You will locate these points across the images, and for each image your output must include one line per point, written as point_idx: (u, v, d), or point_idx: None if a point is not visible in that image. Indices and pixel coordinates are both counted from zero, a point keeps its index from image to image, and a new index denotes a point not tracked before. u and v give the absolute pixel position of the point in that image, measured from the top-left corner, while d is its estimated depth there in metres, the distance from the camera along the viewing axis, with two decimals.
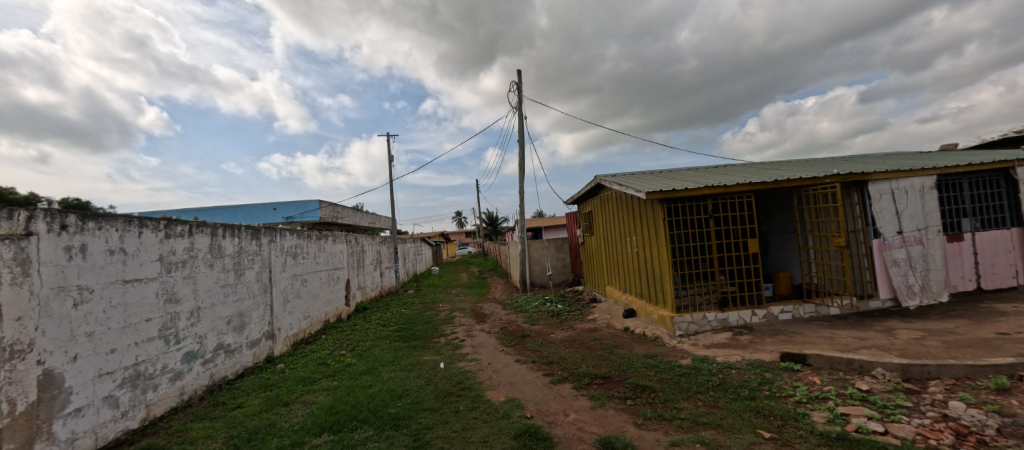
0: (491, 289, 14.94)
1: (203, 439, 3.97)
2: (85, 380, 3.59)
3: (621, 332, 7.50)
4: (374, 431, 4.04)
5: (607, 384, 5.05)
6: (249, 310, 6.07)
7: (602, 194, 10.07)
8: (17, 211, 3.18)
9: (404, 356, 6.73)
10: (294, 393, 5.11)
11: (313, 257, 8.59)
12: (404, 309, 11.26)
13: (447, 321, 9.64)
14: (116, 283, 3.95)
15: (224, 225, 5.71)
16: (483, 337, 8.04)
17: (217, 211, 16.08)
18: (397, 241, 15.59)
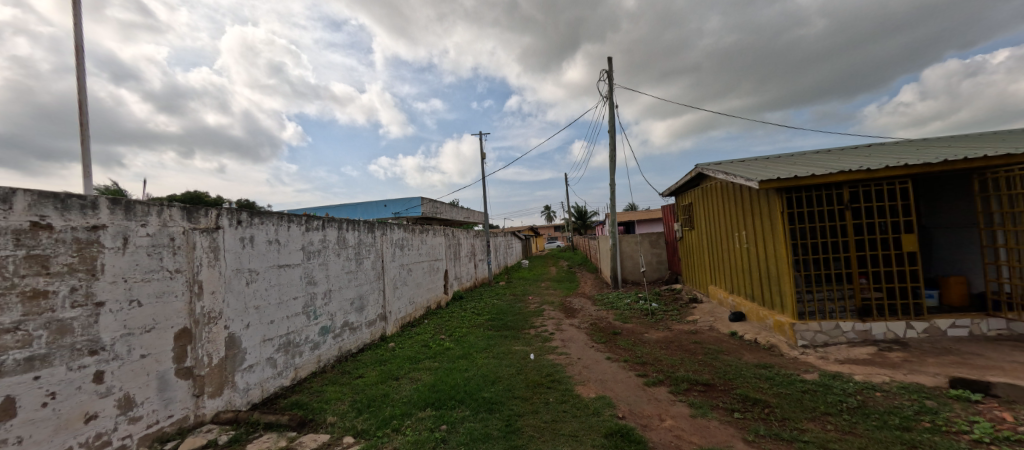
0: (582, 284, 14.56)
1: (335, 400, 4.34)
2: (254, 343, 4.14)
3: (727, 336, 6.68)
4: (470, 412, 4.09)
5: (709, 392, 4.47)
6: (367, 294, 6.55)
7: (705, 185, 9.10)
8: (211, 209, 3.73)
9: (496, 345, 6.74)
10: (403, 369, 5.38)
11: (417, 249, 9.04)
12: (496, 300, 11.43)
13: (536, 313, 9.53)
14: (273, 268, 4.48)
15: (348, 219, 6.17)
16: (573, 332, 7.78)
17: (339, 208, 18.14)
18: (489, 235, 15.91)
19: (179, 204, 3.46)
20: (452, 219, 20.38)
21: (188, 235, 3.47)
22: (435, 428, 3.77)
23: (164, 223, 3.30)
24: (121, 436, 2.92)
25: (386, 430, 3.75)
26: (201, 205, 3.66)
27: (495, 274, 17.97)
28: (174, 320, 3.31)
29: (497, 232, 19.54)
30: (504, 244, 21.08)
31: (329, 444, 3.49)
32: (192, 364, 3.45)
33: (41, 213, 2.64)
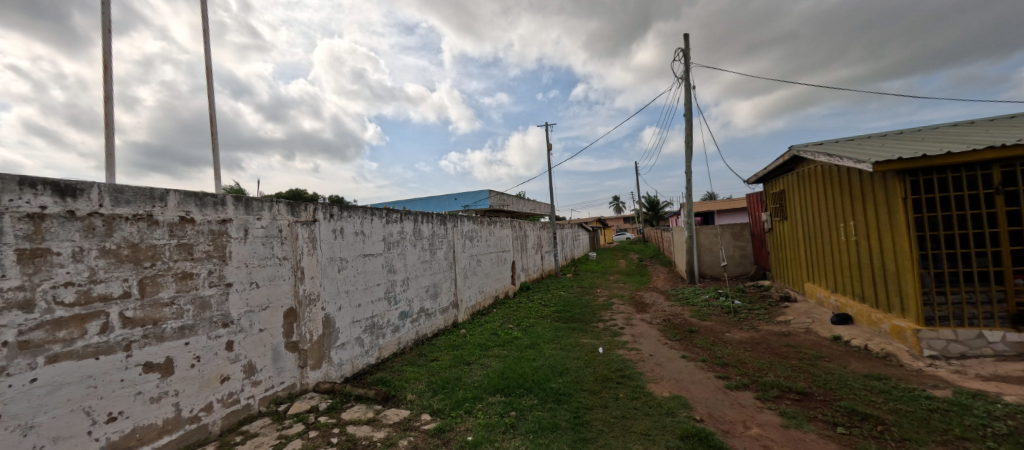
0: (654, 277, 13.74)
1: (413, 379, 4.48)
2: (345, 323, 4.46)
3: (827, 340, 5.79)
4: (539, 401, 3.97)
5: (804, 402, 3.84)
6: (441, 282, 6.64)
7: (800, 169, 8.03)
8: (310, 203, 4.12)
9: (564, 336, 6.49)
10: (475, 355, 5.34)
11: (486, 240, 9.02)
12: (564, 291, 11.15)
13: (605, 307, 9.10)
14: (359, 257, 4.74)
15: (422, 211, 6.23)
16: (645, 327, 7.27)
17: (413, 201, 18.95)
18: (556, 227, 15.57)
19: (285, 200, 3.87)
20: (518, 211, 20.31)
21: (293, 227, 3.89)
22: (504, 414, 3.73)
23: (274, 217, 3.72)
24: (246, 397, 3.37)
25: (459, 411, 3.79)
26: (300, 200, 4.05)
27: (561, 266, 17.62)
28: (282, 300, 3.73)
29: (564, 224, 19.11)
30: (571, 235, 20.59)
31: (409, 419, 3.65)
32: (297, 339, 3.87)
33: (186, 209, 3.04)
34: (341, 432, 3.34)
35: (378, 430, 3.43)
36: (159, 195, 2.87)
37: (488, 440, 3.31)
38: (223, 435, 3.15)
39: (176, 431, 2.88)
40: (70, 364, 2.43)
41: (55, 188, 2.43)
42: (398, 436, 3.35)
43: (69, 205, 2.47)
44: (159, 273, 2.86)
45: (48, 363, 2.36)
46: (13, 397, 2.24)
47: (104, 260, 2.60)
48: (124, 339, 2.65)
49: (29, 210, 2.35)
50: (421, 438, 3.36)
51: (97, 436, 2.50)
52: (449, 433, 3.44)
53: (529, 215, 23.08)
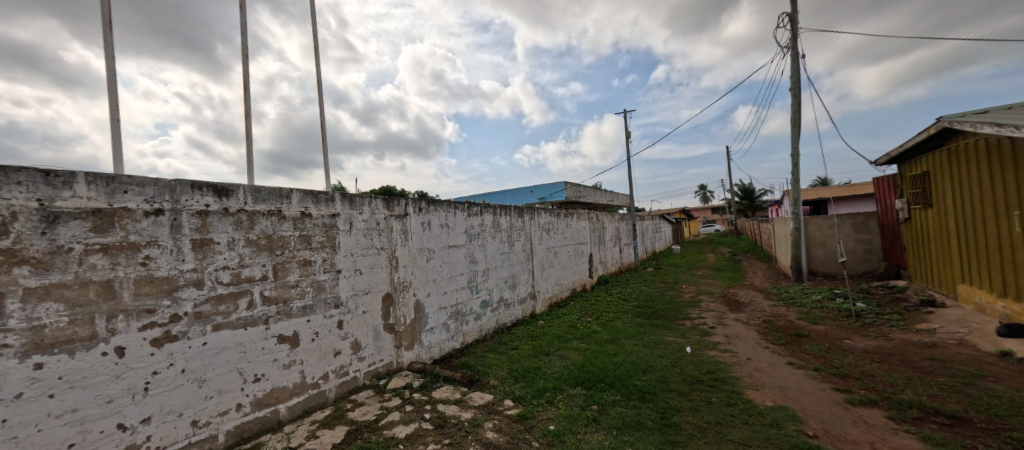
0: (751, 274, 12.23)
1: (494, 367, 4.24)
2: (432, 309, 4.38)
3: (993, 356, 4.50)
4: (621, 397, 3.52)
5: (961, 430, 2.93)
6: (519, 273, 6.38)
7: (953, 144, 6.46)
8: (400, 199, 4.05)
9: (648, 333, 5.85)
10: (553, 346, 5.00)
11: (562, 232, 8.58)
12: (646, 287, 10.32)
13: (693, 304, 8.19)
14: (445, 248, 4.62)
15: (501, 205, 6.00)
16: (741, 328, 6.34)
17: (488, 195, 19.13)
18: (635, 219, 14.58)
19: (381, 196, 3.84)
20: (594, 203, 19.44)
21: (389, 222, 3.86)
22: (585, 407, 3.35)
23: (373, 212, 3.71)
24: (355, 370, 3.46)
25: (540, 399, 3.48)
26: (393, 197, 3.99)
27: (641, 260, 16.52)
28: (382, 285, 3.75)
29: (643, 216, 17.91)
30: (651, 227, 19.27)
31: (494, 403, 3.41)
32: (394, 321, 3.87)
33: (305, 205, 3.11)
34: (433, 409, 3.23)
35: (466, 411, 3.25)
36: (285, 193, 2.97)
37: (571, 432, 2.96)
38: (337, 401, 3.27)
39: (303, 395, 3.03)
40: (229, 332, 2.60)
41: (211, 189, 2.55)
42: (483, 418, 3.13)
43: (221, 202, 2.59)
44: (288, 260, 2.97)
45: (214, 330, 2.54)
46: (192, 356, 2.43)
47: (246, 249, 2.72)
48: (265, 315, 2.80)
49: (196, 208, 2.47)
50: (505, 422, 3.10)
51: (248, 392, 2.69)
52: (533, 420, 3.15)
53: (605, 207, 22.06)
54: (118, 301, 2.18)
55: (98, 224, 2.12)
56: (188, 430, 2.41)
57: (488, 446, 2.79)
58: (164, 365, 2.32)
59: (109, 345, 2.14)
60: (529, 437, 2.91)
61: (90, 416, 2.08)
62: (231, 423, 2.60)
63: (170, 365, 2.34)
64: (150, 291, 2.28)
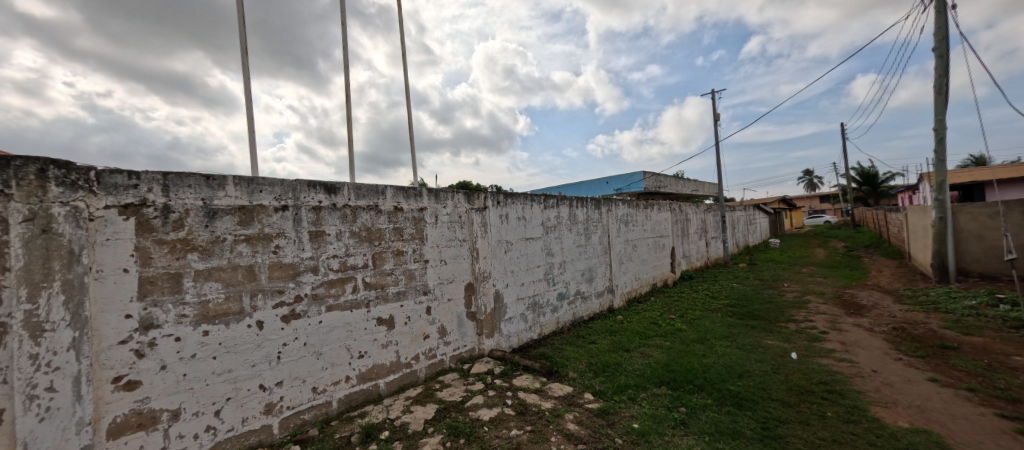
0: (870, 272, 10.71)
1: (572, 359, 4.31)
2: (511, 300, 4.57)
3: None
4: (713, 402, 3.40)
5: None
6: (596, 266, 6.35)
7: None
8: (479, 192, 4.27)
9: (741, 335, 5.45)
10: (634, 342, 4.92)
11: (642, 224, 8.27)
12: (737, 283, 9.57)
13: (796, 305, 7.40)
14: (522, 240, 4.78)
15: (577, 196, 6.01)
16: (861, 334, 5.58)
17: (564, 187, 19.06)
18: (723, 209, 13.58)
19: (462, 190, 4.09)
20: (678, 193, 18.40)
21: (469, 214, 4.10)
22: (672, 408, 3.29)
23: (456, 205, 3.97)
24: (441, 353, 3.76)
25: (622, 396, 3.49)
26: (473, 190, 4.22)
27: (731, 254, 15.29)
28: (465, 275, 4.00)
29: (734, 206, 16.52)
30: (744, 219, 17.70)
31: (573, 395, 3.50)
32: (475, 310, 4.11)
33: (397, 200, 3.44)
34: (514, 396, 3.40)
35: (546, 401, 3.36)
36: (381, 189, 3.31)
37: (657, 432, 2.95)
38: (427, 381, 3.59)
39: (398, 372, 3.38)
40: (339, 312, 2.99)
41: (323, 187, 2.93)
42: (564, 409, 3.23)
43: (331, 199, 2.97)
44: (384, 250, 3.31)
45: (327, 310, 2.93)
46: (312, 332, 2.84)
47: (350, 240, 3.09)
48: (366, 298, 3.17)
49: (311, 203, 2.86)
50: (586, 415, 3.16)
51: (354, 366, 3.08)
52: (614, 416, 3.18)
53: (690, 197, 20.74)
54: (258, 282, 2.59)
55: (243, 219, 2.54)
56: (310, 395, 2.83)
57: (569, 436, 2.87)
58: (291, 338, 2.74)
59: (253, 319, 2.57)
60: (612, 433, 2.95)
61: (241, 376, 2.51)
62: (342, 392, 3.00)
63: (295, 339, 2.76)
64: (281, 275, 2.70)
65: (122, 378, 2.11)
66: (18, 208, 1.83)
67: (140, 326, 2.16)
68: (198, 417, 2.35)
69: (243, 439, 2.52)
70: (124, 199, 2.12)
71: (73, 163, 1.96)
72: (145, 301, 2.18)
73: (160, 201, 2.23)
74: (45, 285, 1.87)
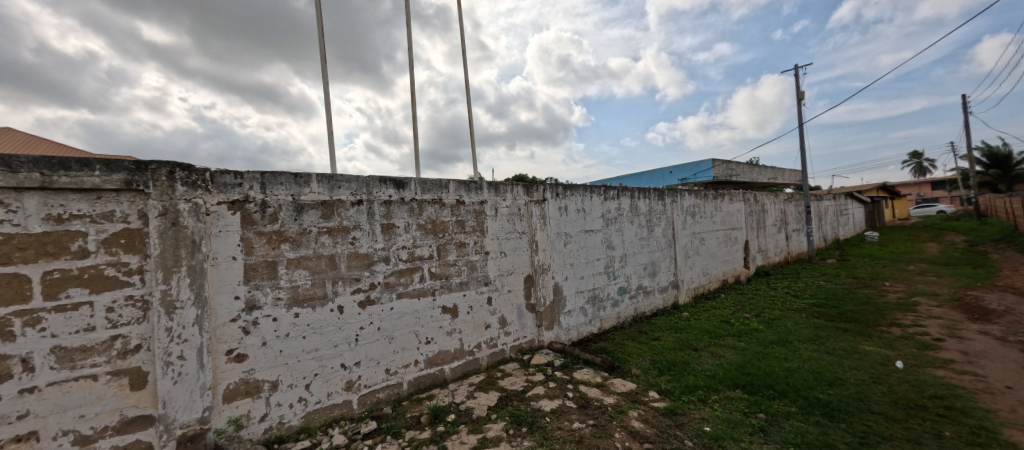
0: (999, 268, 9.11)
1: (634, 355, 4.26)
2: (570, 293, 4.60)
3: None
4: (799, 410, 3.19)
5: None
6: (659, 260, 6.15)
7: None
8: (538, 185, 4.32)
9: (832, 338, 4.90)
10: (703, 341, 4.73)
11: (710, 217, 7.71)
12: (825, 281, 8.60)
13: (901, 306, 6.43)
14: (581, 233, 4.77)
15: (639, 187, 5.87)
16: (990, 345, 4.69)
17: (625, 179, 18.50)
18: (809, 199, 12.20)
19: (521, 183, 4.17)
20: (753, 181, 16.90)
21: (529, 207, 4.18)
22: (749, 414, 3.15)
23: (515, 198, 4.06)
24: (502, 343, 3.89)
25: (691, 397, 3.40)
26: (531, 183, 4.28)
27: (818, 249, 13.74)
28: (524, 267, 4.09)
29: (822, 195, 14.83)
30: (835, 209, 15.61)
31: (637, 392, 3.47)
32: (535, 301, 4.19)
33: (460, 194, 3.59)
34: (575, 389, 3.44)
35: (609, 396, 3.37)
36: (444, 183, 3.48)
37: (731, 437, 2.85)
38: (488, 369, 3.74)
39: (461, 359, 3.56)
40: (408, 300, 3.21)
41: (392, 182, 3.15)
42: (628, 405, 3.22)
43: (399, 193, 3.18)
44: (447, 242, 3.48)
45: (398, 298, 3.16)
46: (386, 318, 3.09)
47: (417, 232, 3.29)
48: (432, 287, 3.36)
49: (382, 198, 3.09)
50: (651, 414, 3.13)
51: (422, 351, 3.29)
52: (683, 416, 3.11)
53: (769, 186, 18.92)
54: (338, 270, 2.86)
55: (326, 212, 2.81)
56: (384, 375, 3.07)
57: (634, 434, 2.86)
58: (367, 323, 2.99)
59: (335, 303, 2.84)
60: (680, 434, 2.89)
61: (326, 355, 2.79)
62: (412, 374, 3.23)
63: (370, 324, 3.01)
64: (357, 264, 2.95)
65: (233, 351, 2.43)
66: (155, 204, 2.17)
67: (246, 307, 2.48)
68: (291, 389, 2.65)
69: (328, 411, 2.80)
70: (231, 196, 2.43)
71: (194, 165, 2.29)
72: (249, 285, 2.50)
73: (259, 197, 2.54)
74: (176, 269, 2.21)
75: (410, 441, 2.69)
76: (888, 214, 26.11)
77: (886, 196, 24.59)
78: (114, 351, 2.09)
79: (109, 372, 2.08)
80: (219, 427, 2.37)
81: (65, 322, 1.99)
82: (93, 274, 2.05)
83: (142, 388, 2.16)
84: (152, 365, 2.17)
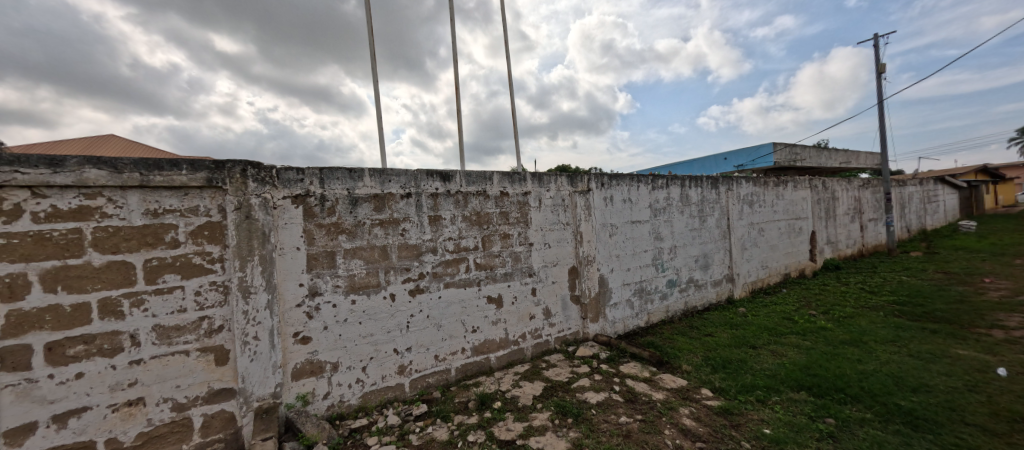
0: None
1: (685, 351, 4.16)
2: (616, 285, 4.56)
3: None
4: (876, 417, 3.00)
5: None
6: (712, 252, 5.93)
7: None
8: (583, 175, 4.30)
9: (915, 340, 4.46)
10: (761, 339, 4.53)
11: (771, 206, 7.28)
12: (907, 277, 7.80)
13: (1004, 305, 5.66)
14: (627, 224, 4.70)
15: (689, 175, 5.68)
16: None
17: (677, 167, 17.85)
18: (890, 185, 11.01)
19: (565, 173, 4.18)
20: (821, 167, 15.56)
21: (573, 197, 4.18)
22: (816, 418, 3.01)
23: (559, 189, 4.08)
24: (547, 334, 3.95)
25: (748, 397, 3.29)
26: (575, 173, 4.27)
27: (899, 240, 12.41)
28: (568, 259, 4.11)
29: (905, 180, 13.35)
30: (921, 195, 13.91)
31: (688, 389, 3.41)
32: (580, 293, 4.20)
33: (504, 186, 3.67)
34: (622, 383, 3.44)
35: (658, 391, 3.35)
36: (488, 175, 3.56)
37: (795, 442, 2.73)
38: (534, 359, 3.81)
39: (507, 349, 3.65)
40: (455, 289, 3.34)
41: (439, 176, 3.27)
42: (678, 402, 3.17)
43: (445, 186, 3.30)
44: (492, 233, 3.57)
45: (445, 287, 3.29)
46: (435, 306, 3.24)
47: (463, 223, 3.40)
48: (477, 278, 3.47)
49: (430, 191, 3.22)
50: (704, 412, 3.08)
51: (469, 340, 3.42)
52: (739, 417, 3.03)
53: (840, 172, 17.31)
54: (390, 260, 3.02)
55: (378, 205, 2.97)
56: (433, 361, 3.23)
57: (685, 432, 2.83)
58: (417, 311, 3.15)
59: (388, 291, 3.01)
60: (737, 435, 2.82)
61: (380, 340, 2.98)
62: (459, 361, 3.36)
63: (420, 313, 3.16)
64: (407, 255, 3.10)
65: (299, 333, 2.66)
66: (231, 199, 2.41)
67: (309, 293, 2.69)
68: (350, 370, 2.85)
69: (382, 393, 2.99)
70: (294, 191, 2.64)
71: (264, 163, 2.52)
72: (312, 273, 2.71)
73: (318, 192, 2.73)
74: (250, 258, 2.45)
75: (458, 425, 2.81)
76: (988, 201, 22.98)
77: (987, 181, 21.71)
78: (202, 331, 2.35)
79: (199, 349, 2.34)
80: (288, 402, 2.61)
81: (163, 303, 2.27)
82: (183, 261, 2.31)
83: (225, 364, 2.41)
84: (233, 343, 2.42)
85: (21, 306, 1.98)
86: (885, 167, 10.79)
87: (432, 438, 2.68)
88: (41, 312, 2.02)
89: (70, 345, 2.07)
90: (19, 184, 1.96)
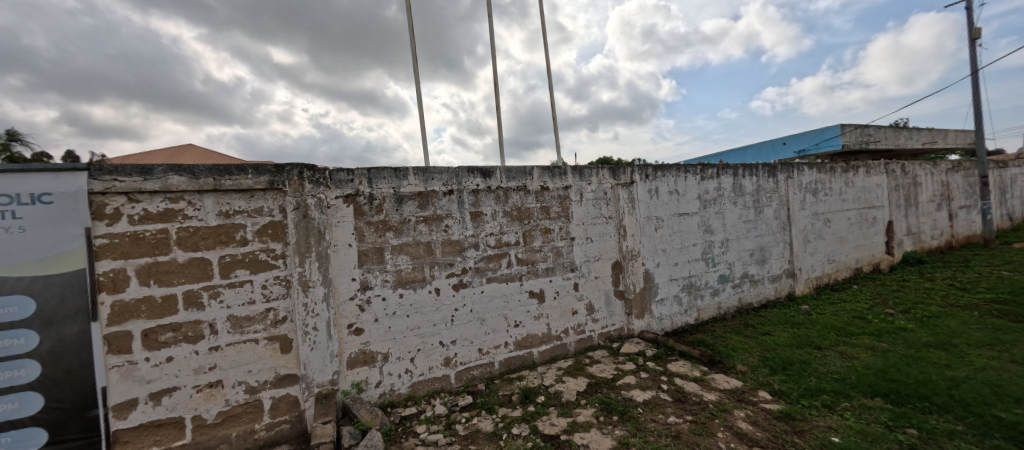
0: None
1: (741, 351, 4.02)
2: (663, 280, 4.47)
3: None
4: (971, 431, 2.76)
5: None
6: (769, 245, 5.65)
7: None
8: (626, 168, 4.24)
9: (1019, 345, 4.01)
10: (828, 340, 4.28)
11: (839, 194, 6.80)
12: (1007, 272, 6.97)
13: None
14: (674, 216, 4.59)
15: (743, 164, 5.44)
16: None
17: (732, 155, 17.09)
18: (986, 168, 9.86)
19: (607, 166, 4.15)
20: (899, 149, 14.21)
21: (615, 190, 4.13)
22: (894, 428, 2.82)
23: (601, 181, 4.05)
24: (591, 330, 3.95)
25: (813, 401, 3.14)
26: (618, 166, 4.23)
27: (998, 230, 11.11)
28: (611, 253, 4.08)
29: (1006, 162, 11.88)
30: None
31: (744, 391, 3.31)
32: (624, 288, 4.16)
33: (544, 180, 3.69)
34: (670, 382, 3.39)
35: (709, 392, 3.27)
36: (529, 170, 3.60)
37: None
38: (577, 354, 3.83)
39: (550, 344, 3.69)
40: (497, 284, 3.41)
41: (480, 172, 3.34)
42: (733, 404, 3.08)
43: (486, 182, 3.38)
44: (533, 228, 3.61)
45: (488, 282, 3.38)
46: (479, 300, 3.33)
47: (504, 219, 3.47)
48: (519, 272, 3.53)
49: (471, 187, 3.30)
50: (762, 416, 2.97)
51: (512, 334, 3.49)
52: (803, 423, 2.90)
53: (923, 154, 15.71)
54: (435, 256, 3.14)
55: (422, 202, 3.09)
56: (477, 354, 3.32)
57: (741, 435, 2.75)
58: (461, 305, 3.25)
59: (434, 286, 3.14)
60: (800, 442, 2.70)
61: (427, 333, 3.11)
62: (503, 355, 3.44)
63: (464, 307, 3.27)
64: (450, 250, 3.21)
65: (353, 325, 2.83)
66: (291, 199, 2.60)
67: (361, 287, 2.86)
68: (400, 361, 3.00)
69: (430, 383, 3.12)
70: (346, 191, 2.80)
71: (318, 166, 2.70)
72: (363, 269, 2.87)
73: (367, 191, 2.88)
74: (308, 254, 2.64)
75: (503, 417, 2.89)
76: None
77: None
78: (269, 321, 2.57)
79: (266, 337, 2.56)
80: (345, 389, 2.79)
81: (236, 296, 2.49)
82: (251, 258, 2.53)
83: (289, 352, 2.62)
84: (295, 333, 2.62)
85: (122, 298, 2.25)
86: (979, 147, 9.67)
87: (477, 429, 2.77)
88: (138, 302, 2.28)
89: (162, 332, 2.33)
90: (118, 190, 2.22)
